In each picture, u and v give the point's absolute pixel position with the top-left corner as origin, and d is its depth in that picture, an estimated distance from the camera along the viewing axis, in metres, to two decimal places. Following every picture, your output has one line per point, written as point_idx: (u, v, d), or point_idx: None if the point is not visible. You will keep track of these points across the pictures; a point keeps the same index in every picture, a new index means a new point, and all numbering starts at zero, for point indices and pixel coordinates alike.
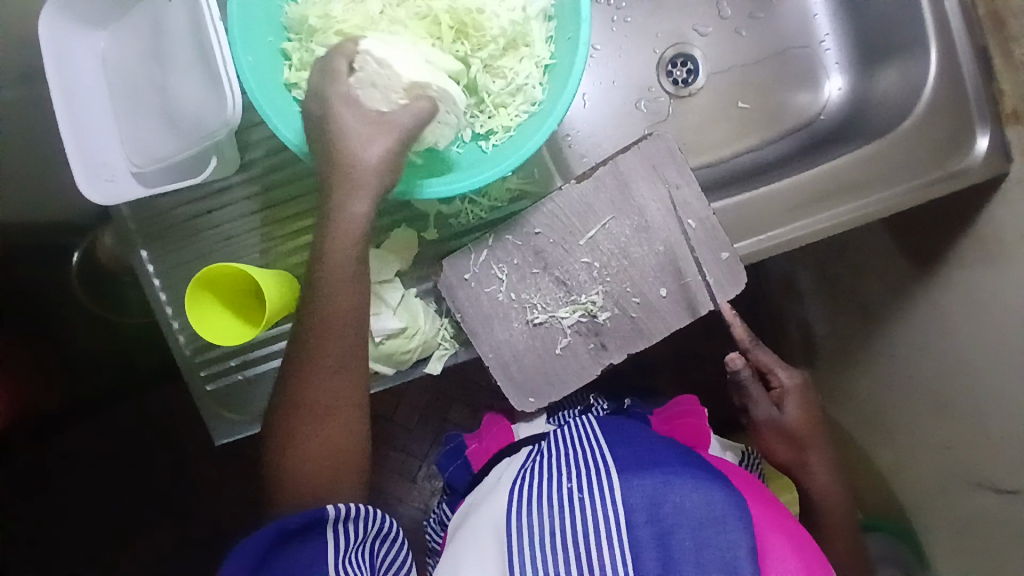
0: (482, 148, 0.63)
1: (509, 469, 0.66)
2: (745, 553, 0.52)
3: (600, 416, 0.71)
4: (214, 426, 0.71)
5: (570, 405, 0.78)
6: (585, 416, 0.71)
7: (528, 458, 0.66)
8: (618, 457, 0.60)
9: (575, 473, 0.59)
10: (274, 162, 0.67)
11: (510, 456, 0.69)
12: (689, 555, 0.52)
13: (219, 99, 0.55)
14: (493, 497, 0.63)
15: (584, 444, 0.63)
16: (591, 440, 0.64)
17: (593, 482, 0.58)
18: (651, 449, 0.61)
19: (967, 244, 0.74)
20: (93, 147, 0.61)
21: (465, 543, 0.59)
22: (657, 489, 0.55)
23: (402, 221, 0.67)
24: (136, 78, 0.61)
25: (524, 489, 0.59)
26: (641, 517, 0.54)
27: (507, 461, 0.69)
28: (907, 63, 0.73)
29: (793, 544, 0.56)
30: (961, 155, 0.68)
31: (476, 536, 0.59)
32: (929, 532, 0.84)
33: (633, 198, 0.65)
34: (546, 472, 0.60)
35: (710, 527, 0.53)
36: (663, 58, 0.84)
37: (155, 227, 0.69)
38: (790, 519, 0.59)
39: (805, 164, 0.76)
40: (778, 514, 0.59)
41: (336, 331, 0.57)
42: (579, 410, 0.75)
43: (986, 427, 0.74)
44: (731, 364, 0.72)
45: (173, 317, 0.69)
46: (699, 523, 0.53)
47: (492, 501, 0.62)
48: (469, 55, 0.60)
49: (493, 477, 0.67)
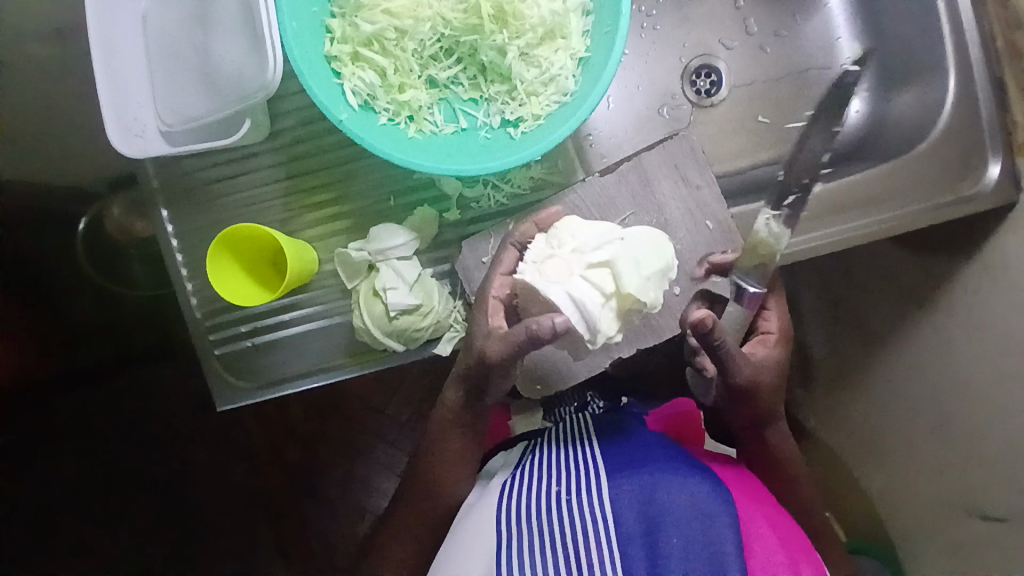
0: (511, 134, 0.63)
1: (504, 470, 0.66)
2: (732, 548, 0.51)
3: (596, 415, 0.71)
4: (218, 392, 0.71)
5: (566, 402, 0.75)
6: (583, 414, 0.71)
7: (519, 460, 0.66)
8: (607, 459, 0.60)
9: (564, 474, 0.59)
10: (303, 133, 0.68)
11: (507, 453, 0.70)
12: (677, 553, 0.50)
13: (261, 63, 0.56)
14: (485, 498, 0.62)
15: (574, 445, 0.64)
16: (581, 442, 0.64)
17: (579, 481, 0.57)
18: (641, 449, 0.61)
19: (973, 270, 0.75)
20: (126, 103, 0.62)
21: (457, 546, 0.59)
22: (646, 487, 0.54)
23: (424, 202, 0.69)
24: (176, 37, 0.62)
25: (514, 490, 0.59)
26: (628, 512, 0.53)
27: (503, 460, 0.69)
28: (926, 88, 0.75)
29: (779, 541, 0.55)
30: (973, 180, 0.70)
31: (468, 537, 0.59)
32: (916, 558, 0.85)
33: (654, 194, 0.66)
34: (537, 472, 0.60)
35: (697, 524, 0.52)
36: (688, 68, 0.86)
37: (178, 187, 0.69)
38: (781, 522, 0.59)
39: (819, 179, 0.77)
40: (768, 515, 0.58)
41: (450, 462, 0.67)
42: (575, 407, 0.73)
43: (981, 454, 0.75)
44: (700, 328, 0.55)
45: (188, 279, 0.70)
46: (686, 520, 0.52)
47: (483, 503, 0.62)
48: (506, 43, 0.62)
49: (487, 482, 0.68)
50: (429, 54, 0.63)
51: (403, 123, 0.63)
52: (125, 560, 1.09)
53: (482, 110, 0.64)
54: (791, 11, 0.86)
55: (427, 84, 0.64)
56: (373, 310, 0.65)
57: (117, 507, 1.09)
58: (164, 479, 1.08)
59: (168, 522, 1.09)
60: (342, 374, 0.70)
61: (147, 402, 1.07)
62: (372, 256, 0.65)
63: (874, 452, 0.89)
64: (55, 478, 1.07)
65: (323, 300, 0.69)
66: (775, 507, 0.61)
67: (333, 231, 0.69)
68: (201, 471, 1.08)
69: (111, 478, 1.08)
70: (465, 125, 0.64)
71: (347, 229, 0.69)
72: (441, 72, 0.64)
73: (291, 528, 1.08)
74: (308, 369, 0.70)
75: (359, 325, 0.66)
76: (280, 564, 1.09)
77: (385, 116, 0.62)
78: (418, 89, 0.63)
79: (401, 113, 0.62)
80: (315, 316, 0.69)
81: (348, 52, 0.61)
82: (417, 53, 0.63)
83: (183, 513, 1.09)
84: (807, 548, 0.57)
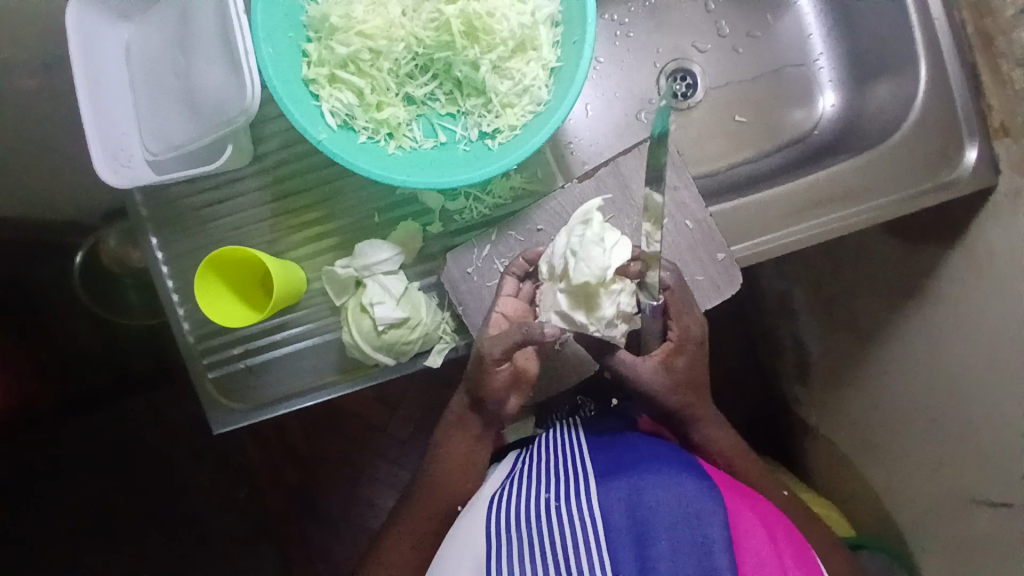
0: (489, 145, 0.64)
1: (493, 478, 0.67)
2: (720, 546, 0.50)
3: (584, 419, 0.72)
4: (213, 414, 0.71)
5: (558, 408, 0.77)
6: (571, 420, 0.72)
7: (511, 467, 0.66)
8: (597, 462, 0.60)
9: (554, 480, 0.59)
10: (286, 155, 0.70)
11: (498, 462, 0.71)
12: (666, 554, 0.50)
13: (241, 88, 0.57)
14: (475, 509, 0.62)
15: (564, 448, 0.64)
16: (570, 445, 0.65)
17: (568, 487, 0.57)
18: (631, 449, 0.62)
19: (958, 256, 0.75)
20: (112, 134, 0.63)
21: (448, 554, 0.59)
22: (634, 489, 0.54)
23: (407, 216, 0.70)
24: (160, 67, 0.63)
25: (504, 500, 0.59)
26: (616, 513, 0.53)
27: (495, 467, 0.70)
28: (899, 81, 0.76)
29: (768, 535, 0.54)
30: (950, 167, 0.71)
31: (458, 548, 0.59)
32: (922, 549, 0.84)
33: (633, 197, 0.67)
34: (527, 481, 0.60)
35: (684, 523, 0.52)
36: (664, 73, 0.87)
37: (166, 213, 0.71)
38: (770, 517, 0.58)
39: (798, 174, 0.78)
40: (757, 510, 0.58)
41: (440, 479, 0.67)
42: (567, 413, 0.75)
43: (980, 440, 0.74)
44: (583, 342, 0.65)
45: (179, 303, 0.71)
46: (674, 520, 0.52)
47: (473, 514, 0.62)
48: (479, 58, 0.63)
49: (475, 489, 0.67)
50: (404, 73, 0.65)
51: (383, 140, 0.64)
52: None
53: (459, 124, 0.66)
54: (762, 12, 0.87)
55: (405, 102, 0.66)
56: (362, 325, 0.65)
57: (123, 537, 1.09)
58: (168, 506, 1.09)
59: (173, 550, 1.09)
60: (334, 391, 0.71)
61: (148, 429, 1.07)
62: (358, 272, 0.66)
63: (873, 444, 0.88)
64: (58, 511, 1.07)
65: (313, 318, 0.70)
66: (765, 503, 0.61)
67: (320, 250, 0.70)
68: (203, 496, 1.08)
69: (114, 507, 1.08)
70: (444, 139, 0.66)
71: (334, 247, 0.70)
72: (418, 89, 0.65)
73: (296, 550, 1.08)
74: (300, 387, 0.71)
75: (348, 340, 0.66)
76: None
77: (364, 134, 0.63)
78: (395, 106, 0.64)
79: (380, 131, 0.64)
80: (305, 334, 0.70)
81: (325, 75, 0.62)
82: (393, 72, 0.64)
83: (188, 539, 1.09)
84: (797, 544, 0.57)
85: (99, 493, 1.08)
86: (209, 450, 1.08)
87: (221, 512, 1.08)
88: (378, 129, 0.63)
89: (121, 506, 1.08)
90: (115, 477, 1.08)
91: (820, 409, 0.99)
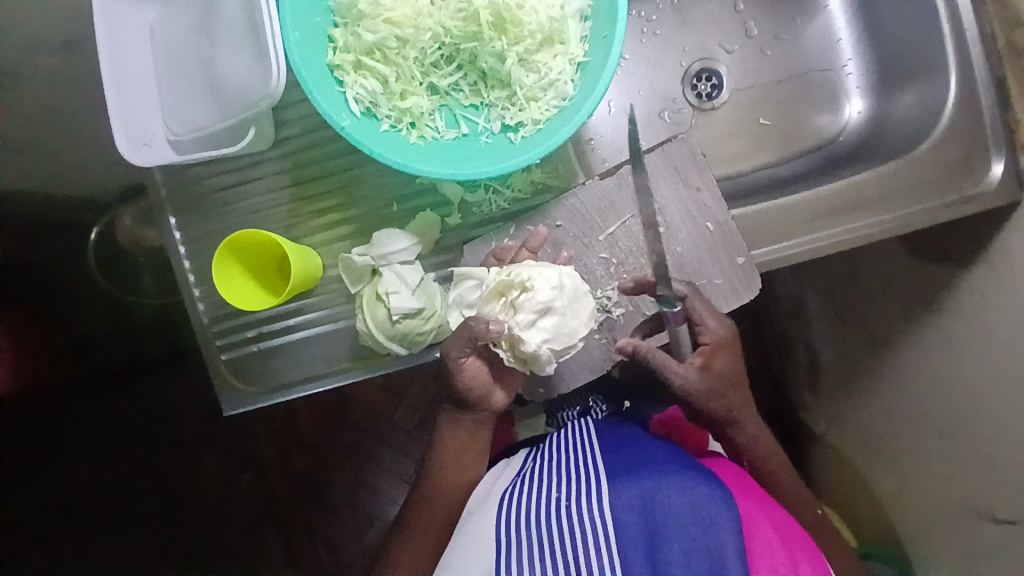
0: (511, 138, 0.64)
1: (504, 475, 0.66)
2: (733, 552, 0.50)
3: (597, 419, 0.71)
4: (224, 397, 0.71)
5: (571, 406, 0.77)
6: (584, 419, 0.72)
7: (521, 466, 0.66)
8: (608, 463, 0.60)
9: (565, 480, 0.59)
10: (308, 140, 0.69)
11: (507, 460, 0.70)
12: (676, 557, 0.50)
13: (265, 71, 0.57)
14: (485, 505, 0.62)
15: (575, 448, 0.64)
16: (582, 445, 0.65)
17: (579, 488, 0.57)
18: (643, 452, 0.61)
19: (978, 269, 0.74)
20: (135, 113, 0.63)
21: (458, 549, 0.59)
22: (646, 492, 0.54)
23: (426, 207, 0.69)
24: (185, 48, 0.63)
25: (514, 498, 0.59)
26: (628, 516, 0.53)
27: (503, 465, 0.69)
28: (927, 89, 0.75)
29: (781, 541, 0.54)
30: (975, 179, 0.70)
31: (467, 543, 0.59)
32: (927, 562, 0.84)
33: (655, 197, 0.67)
34: (539, 480, 0.60)
35: (697, 528, 0.52)
36: (688, 72, 0.86)
37: (186, 194, 0.71)
38: (784, 524, 0.58)
39: (821, 180, 0.77)
40: (769, 514, 0.58)
41: (446, 473, 0.67)
42: (578, 413, 0.74)
43: (991, 456, 0.73)
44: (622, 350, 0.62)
45: (195, 284, 0.71)
46: (686, 523, 0.52)
47: (483, 510, 0.62)
48: (505, 50, 0.63)
49: (484, 485, 0.67)
50: (429, 62, 0.64)
51: (405, 129, 0.63)
52: (136, 566, 1.10)
53: (482, 116, 0.65)
54: (791, 14, 0.86)
55: (429, 91, 0.65)
56: (376, 314, 0.65)
57: (130, 513, 1.10)
58: (174, 485, 1.10)
59: (178, 527, 1.10)
60: (346, 378, 0.71)
61: (158, 408, 1.08)
62: (375, 261, 0.66)
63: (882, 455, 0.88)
64: (67, 483, 1.09)
65: (328, 305, 0.70)
66: (778, 508, 0.61)
67: (337, 237, 0.70)
68: (210, 477, 1.09)
69: (122, 484, 1.09)
70: (466, 130, 0.65)
71: (351, 235, 0.70)
72: (442, 79, 0.65)
73: (300, 534, 1.09)
74: (312, 373, 0.71)
75: (362, 329, 0.66)
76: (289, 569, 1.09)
77: (387, 122, 0.63)
78: (419, 96, 0.64)
79: (403, 119, 0.63)
80: (319, 320, 0.70)
81: (350, 61, 0.62)
82: (418, 61, 0.64)
83: (193, 519, 1.10)
84: (809, 549, 0.57)
85: (108, 468, 1.09)
86: (216, 431, 1.09)
87: (226, 493, 1.09)
88: (401, 118, 0.63)
89: (129, 482, 1.09)
90: (124, 454, 1.09)
91: (831, 417, 0.98)
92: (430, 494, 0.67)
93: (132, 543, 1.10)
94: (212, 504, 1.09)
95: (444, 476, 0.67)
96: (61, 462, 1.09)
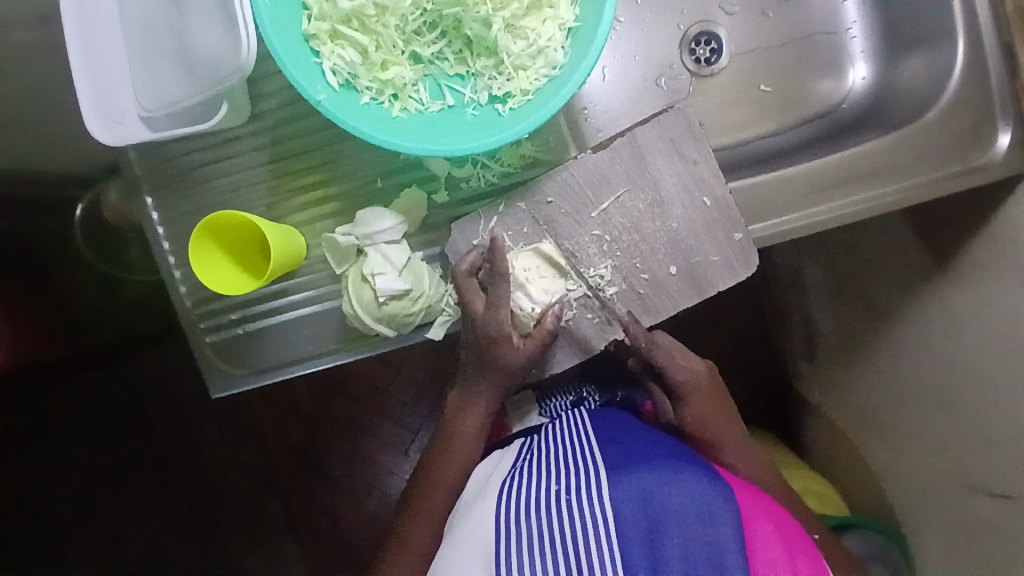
0: (499, 111, 0.61)
1: (499, 466, 0.65)
2: (733, 546, 0.49)
3: (591, 410, 0.72)
4: (212, 380, 0.70)
5: (562, 395, 0.78)
6: (576, 410, 0.72)
7: (517, 457, 0.65)
8: (606, 456, 0.58)
9: (561, 472, 0.57)
10: (286, 114, 0.66)
11: (501, 451, 0.69)
12: (676, 553, 0.49)
13: (235, 42, 0.53)
14: (481, 496, 0.60)
15: (571, 439, 0.64)
16: (577, 435, 0.64)
17: (579, 480, 0.55)
18: (641, 446, 0.60)
19: (982, 242, 0.72)
20: (105, 89, 0.60)
21: (452, 540, 0.58)
22: (647, 485, 0.53)
23: (412, 182, 0.67)
24: (151, 17, 0.59)
25: (512, 489, 0.57)
26: (630, 514, 0.51)
27: (497, 455, 0.68)
28: (933, 54, 0.72)
29: (779, 534, 0.53)
30: (982, 150, 0.67)
31: (461, 535, 0.57)
32: (919, 532, 0.84)
33: (649, 171, 0.64)
34: (536, 470, 0.59)
35: (696, 522, 0.51)
36: (687, 35, 0.82)
37: (162, 173, 0.68)
38: (780, 517, 0.57)
39: (822, 150, 0.75)
40: (765, 505, 0.57)
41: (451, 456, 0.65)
42: (571, 403, 0.75)
43: (988, 429, 0.73)
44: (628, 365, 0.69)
45: (176, 266, 0.68)
46: (686, 518, 0.51)
47: (479, 501, 0.59)
48: (491, 15, 0.59)
49: (479, 477, 0.66)
50: (411, 30, 0.61)
51: (387, 102, 0.60)
52: (140, 541, 1.11)
53: (469, 86, 0.62)
54: None
55: (411, 60, 0.62)
56: (362, 295, 0.64)
57: (126, 491, 1.10)
58: (172, 462, 1.10)
59: (175, 503, 1.11)
60: (334, 359, 0.69)
61: (152, 388, 1.08)
62: (359, 241, 0.64)
63: (878, 427, 0.88)
64: (62, 462, 1.09)
65: (314, 286, 0.68)
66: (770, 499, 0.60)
67: (321, 215, 0.67)
68: (206, 454, 1.10)
69: (122, 461, 1.10)
70: (452, 102, 0.62)
71: (336, 212, 0.67)
72: (425, 48, 0.62)
73: (300, 506, 1.10)
74: (300, 355, 0.70)
75: (349, 311, 0.65)
76: (291, 540, 1.10)
77: (368, 95, 0.59)
78: (401, 65, 0.60)
79: (384, 91, 0.60)
80: (305, 301, 0.68)
81: (326, 30, 0.58)
82: (399, 29, 0.61)
83: (194, 493, 1.10)
84: (803, 540, 0.56)
85: (103, 447, 1.09)
86: (212, 409, 1.09)
87: (223, 469, 1.10)
88: (383, 90, 0.60)
89: (124, 461, 1.10)
90: (118, 433, 1.09)
91: (826, 388, 0.98)
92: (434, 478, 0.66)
93: (130, 519, 1.11)
94: (208, 479, 1.10)
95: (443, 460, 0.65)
96: (55, 441, 1.08)
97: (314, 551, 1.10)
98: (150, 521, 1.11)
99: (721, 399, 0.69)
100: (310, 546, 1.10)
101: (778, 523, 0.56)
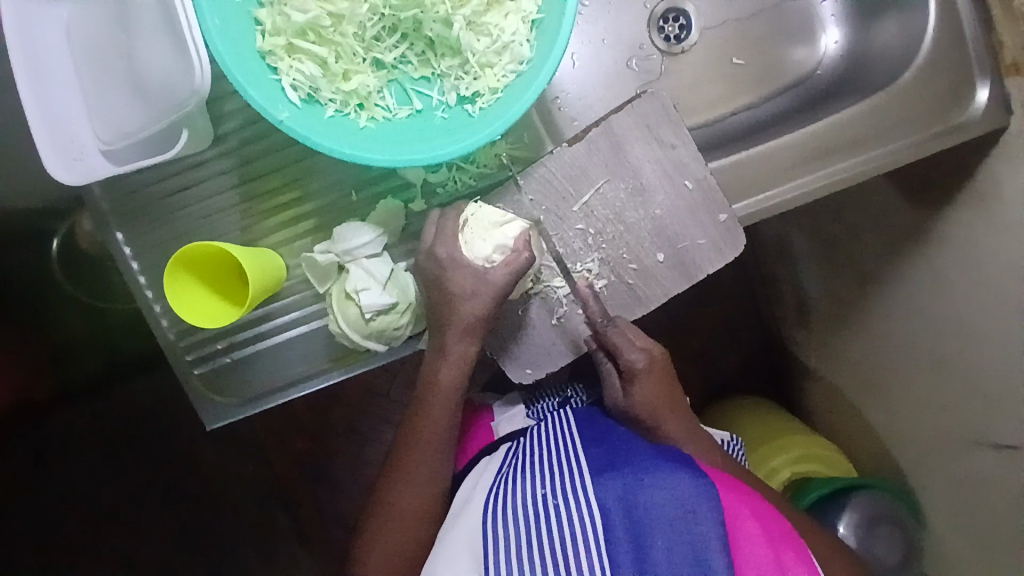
0: (469, 111, 0.59)
1: (487, 471, 0.65)
2: (717, 545, 0.49)
3: (577, 409, 0.71)
4: (204, 410, 0.69)
5: (548, 394, 0.78)
6: (562, 410, 0.72)
7: (502, 462, 0.65)
8: (590, 459, 0.58)
9: (547, 476, 0.57)
10: (250, 133, 0.64)
11: (488, 456, 0.68)
12: (662, 554, 0.48)
13: (188, 65, 0.51)
14: (469, 504, 0.60)
15: (557, 439, 0.63)
16: (563, 435, 0.64)
17: (564, 484, 0.55)
18: (625, 448, 0.60)
19: (967, 199, 0.71)
20: (59, 124, 0.58)
21: (439, 547, 0.57)
22: (630, 486, 0.52)
23: (388, 192, 0.66)
24: (101, 45, 0.57)
25: (498, 495, 0.57)
26: (616, 516, 0.51)
27: (486, 460, 0.68)
28: (907, 16, 0.71)
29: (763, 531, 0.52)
30: (961, 108, 0.66)
31: (449, 542, 0.56)
32: (927, 490, 0.84)
33: (628, 159, 0.63)
34: (521, 476, 0.58)
35: (680, 522, 0.49)
36: (654, 14, 0.80)
37: (129, 204, 0.66)
38: (765, 512, 0.56)
39: (801, 121, 0.74)
40: (748, 498, 0.56)
41: (417, 459, 0.64)
42: (557, 402, 0.75)
43: (986, 384, 0.73)
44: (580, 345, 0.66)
45: (153, 300, 0.66)
46: (670, 518, 0.50)
47: (466, 509, 0.59)
48: (451, 14, 0.57)
49: (465, 490, 0.64)
50: (370, 36, 0.59)
51: (353, 113, 0.58)
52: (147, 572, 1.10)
53: (436, 89, 0.61)
54: None
55: (374, 67, 0.60)
56: (348, 313, 0.62)
57: (129, 523, 1.09)
58: (174, 489, 1.09)
59: (181, 530, 1.09)
60: (327, 379, 0.68)
61: (147, 419, 1.06)
62: (340, 257, 0.62)
63: (877, 390, 0.88)
64: (61, 501, 1.07)
65: (299, 307, 0.67)
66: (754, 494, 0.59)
67: (297, 234, 0.66)
68: (207, 479, 1.08)
69: (127, 495, 1.08)
70: (420, 106, 0.60)
71: (311, 231, 0.66)
72: (387, 53, 0.60)
73: (309, 519, 1.09)
74: (291, 378, 0.68)
75: (335, 329, 0.63)
76: (301, 557, 1.10)
77: (332, 107, 0.57)
78: (364, 73, 0.58)
79: (349, 102, 0.58)
80: (291, 323, 0.67)
81: (282, 44, 0.56)
82: (358, 36, 0.59)
83: (200, 519, 1.09)
84: (789, 536, 0.56)
85: (102, 482, 1.08)
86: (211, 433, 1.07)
87: (224, 491, 1.09)
88: (348, 101, 0.58)
89: (125, 493, 1.08)
90: (117, 467, 1.07)
91: (822, 355, 0.98)
92: (415, 480, 0.63)
93: (135, 551, 1.09)
94: (212, 502, 1.09)
95: (421, 466, 0.63)
96: (53, 481, 1.07)
97: (328, 561, 1.09)
98: (156, 551, 1.09)
99: (670, 384, 0.67)
100: (323, 556, 1.10)
101: (760, 518, 0.55)
